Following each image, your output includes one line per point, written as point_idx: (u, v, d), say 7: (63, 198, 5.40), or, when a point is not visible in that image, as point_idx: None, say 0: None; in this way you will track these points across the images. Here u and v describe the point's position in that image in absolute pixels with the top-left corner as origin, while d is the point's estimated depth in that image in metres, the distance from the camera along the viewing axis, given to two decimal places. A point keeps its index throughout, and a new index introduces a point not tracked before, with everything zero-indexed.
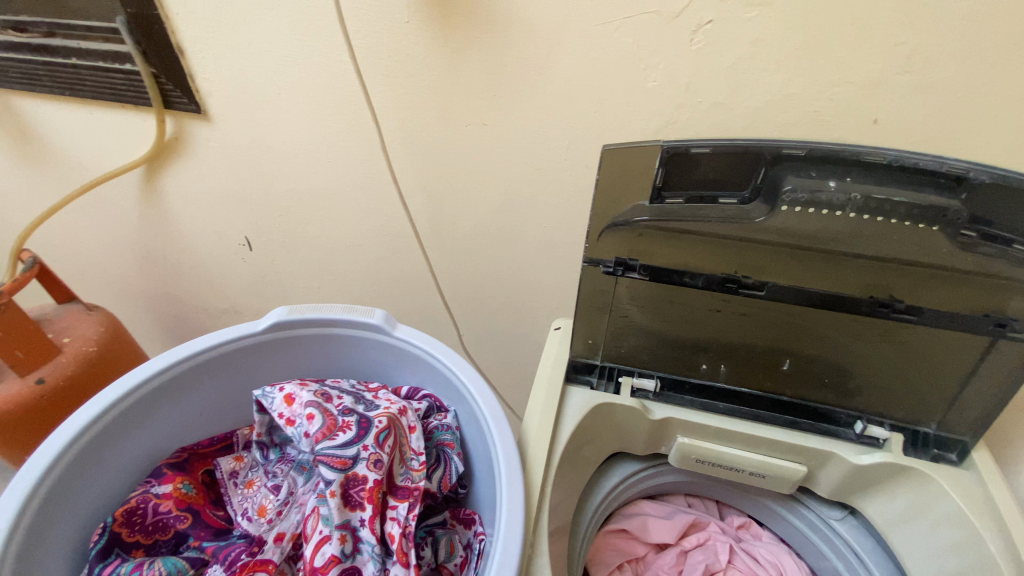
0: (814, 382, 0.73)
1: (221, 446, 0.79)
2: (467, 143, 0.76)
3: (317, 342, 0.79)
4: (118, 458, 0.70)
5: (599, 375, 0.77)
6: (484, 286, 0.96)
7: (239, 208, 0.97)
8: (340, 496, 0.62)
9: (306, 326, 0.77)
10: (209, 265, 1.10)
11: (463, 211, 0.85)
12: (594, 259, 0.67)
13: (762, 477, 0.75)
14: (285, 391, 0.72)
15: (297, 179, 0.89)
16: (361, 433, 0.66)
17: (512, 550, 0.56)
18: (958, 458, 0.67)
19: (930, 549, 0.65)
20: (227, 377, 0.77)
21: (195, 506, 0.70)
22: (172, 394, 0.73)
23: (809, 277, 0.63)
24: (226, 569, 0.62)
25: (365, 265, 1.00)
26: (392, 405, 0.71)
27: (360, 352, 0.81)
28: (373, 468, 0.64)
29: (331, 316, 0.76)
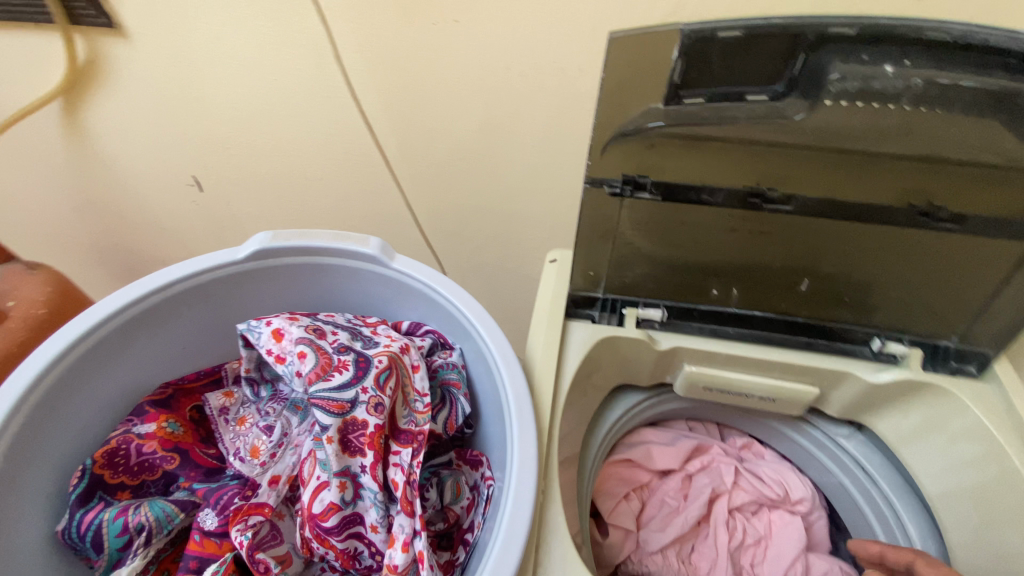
0: (832, 301, 0.68)
1: (208, 380, 0.70)
2: (438, 49, 0.64)
3: (306, 272, 0.71)
4: (95, 399, 0.62)
5: (601, 308, 0.71)
6: (464, 218, 0.87)
7: (180, 142, 0.83)
8: (338, 443, 0.54)
9: (292, 256, 0.68)
10: (156, 213, 0.98)
11: (440, 134, 0.74)
12: (597, 179, 0.57)
13: (772, 400, 0.73)
14: (275, 326, 0.61)
15: (239, 105, 0.75)
16: (359, 374, 0.57)
17: (524, 497, 0.52)
18: (978, 370, 0.64)
19: (948, 463, 0.64)
20: (210, 308, 0.69)
21: (182, 446, 0.60)
22: (148, 328, 0.64)
23: (845, 185, 0.56)
24: (217, 515, 0.53)
25: (331, 202, 0.89)
26: (393, 343, 0.63)
27: (355, 285, 0.73)
28: (374, 412, 0.56)
29: (318, 245, 0.67)
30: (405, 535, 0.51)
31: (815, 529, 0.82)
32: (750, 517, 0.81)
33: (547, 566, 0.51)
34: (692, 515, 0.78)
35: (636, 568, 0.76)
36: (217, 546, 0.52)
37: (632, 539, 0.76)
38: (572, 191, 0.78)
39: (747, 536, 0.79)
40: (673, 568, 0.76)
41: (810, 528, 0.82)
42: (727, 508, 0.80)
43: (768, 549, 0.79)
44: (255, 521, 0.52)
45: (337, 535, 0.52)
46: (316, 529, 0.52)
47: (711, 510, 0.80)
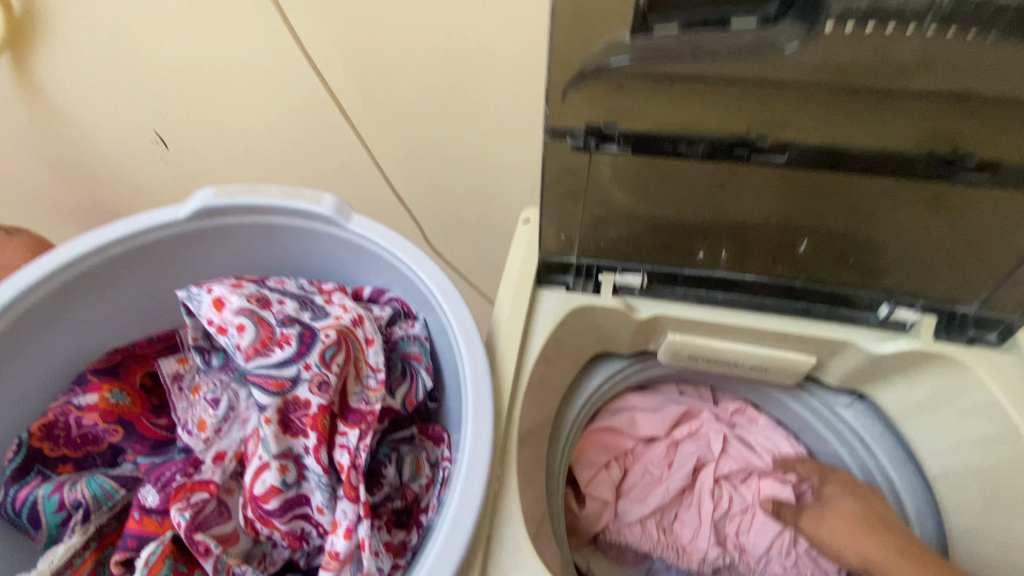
0: (836, 263, 0.61)
1: (162, 346, 0.66)
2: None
3: (257, 235, 0.64)
4: (39, 369, 0.58)
5: (576, 274, 0.64)
6: (438, 169, 0.89)
7: (147, 83, 0.82)
8: (277, 424, 0.50)
9: (240, 215, 0.62)
10: (127, 170, 0.97)
11: (405, 83, 0.77)
12: (558, 130, 0.48)
13: (764, 370, 0.66)
14: (215, 294, 0.56)
15: (210, 59, 0.78)
16: (301, 349, 0.53)
17: (474, 489, 0.48)
18: (997, 338, 0.57)
19: (954, 439, 0.58)
20: (158, 271, 0.63)
21: (127, 417, 0.58)
22: (88, 291, 0.59)
23: (849, 129, 0.47)
24: (158, 491, 0.51)
25: (306, 154, 0.91)
26: (345, 314, 0.58)
27: (312, 245, 0.66)
28: (317, 391, 0.51)
29: (266, 204, 0.61)
30: (348, 521, 0.49)
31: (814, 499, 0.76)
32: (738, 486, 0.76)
33: (500, 558, 0.48)
34: (673, 485, 0.75)
35: (615, 537, 0.74)
36: (158, 524, 0.50)
37: (610, 510, 0.74)
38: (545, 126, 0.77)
39: (731, 504, 0.75)
40: (652, 538, 0.74)
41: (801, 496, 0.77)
42: (713, 478, 0.76)
43: (755, 518, 0.74)
44: (199, 498, 0.51)
45: (280, 517, 0.50)
46: (259, 510, 0.50)
47: (694, 479, 0.77)
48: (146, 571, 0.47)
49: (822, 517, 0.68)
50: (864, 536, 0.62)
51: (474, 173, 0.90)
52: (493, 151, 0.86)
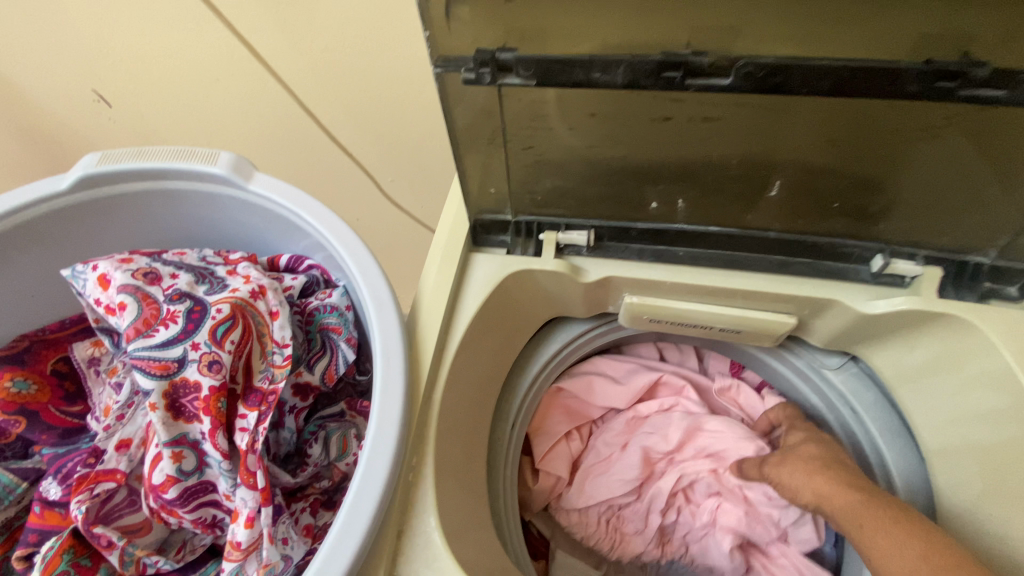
0: (819, 208, 0.51)
1: (76, 329, 0.54)
2: None
3: (156, 203, 0.51)
4: None
5: (514, 233, 0.55)
6: (379, 112, 0.82)
7: (67, 41, 0.81)
8: (165, 409, 0.43)
9: (129, 183, 0.49)
10: (80, 128, 0.98)
11: (320, 13, 0.68)
12: (449, 60, 0.38)
13: (736, 332, 0.58)
14: (100, 270, 0.46)
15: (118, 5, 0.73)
16: (188, 328, 0.44)
17: (376, 474, 0.42)
18: (1020, 293, 0.47)
19: (955, 411, 0.50)
20: (58, 249, 0.51)
21: (31, 407, 0.49)
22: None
23: (809, 39, 0.37)
24: (59, 484, 0.45)
25: (240, 104, 0.85)
26: (245, 283, 0.48)
27: (220, 213, 0.53)
28: (208, 372, 0.43)
29: (153, 166, 0.48)
30: (249, 509, 0.43)
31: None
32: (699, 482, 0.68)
33: (409, 552, 0.44)
34: (626, 475, 0.68)
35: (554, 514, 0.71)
36: (60, 518, 0.45)
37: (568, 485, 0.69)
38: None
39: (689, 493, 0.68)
40: (589, 528, 0.68)
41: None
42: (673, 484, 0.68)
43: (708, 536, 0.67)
44: (105, 489, 0.44)
45: (182, 507, 0.44)
46: (160, 500, 0.44)
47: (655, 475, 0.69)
48: (42, 568, 0.43)
49: (783, 461, 0.61)
50: (818, 473, 0.56)
51: (418, 115, 0.81)
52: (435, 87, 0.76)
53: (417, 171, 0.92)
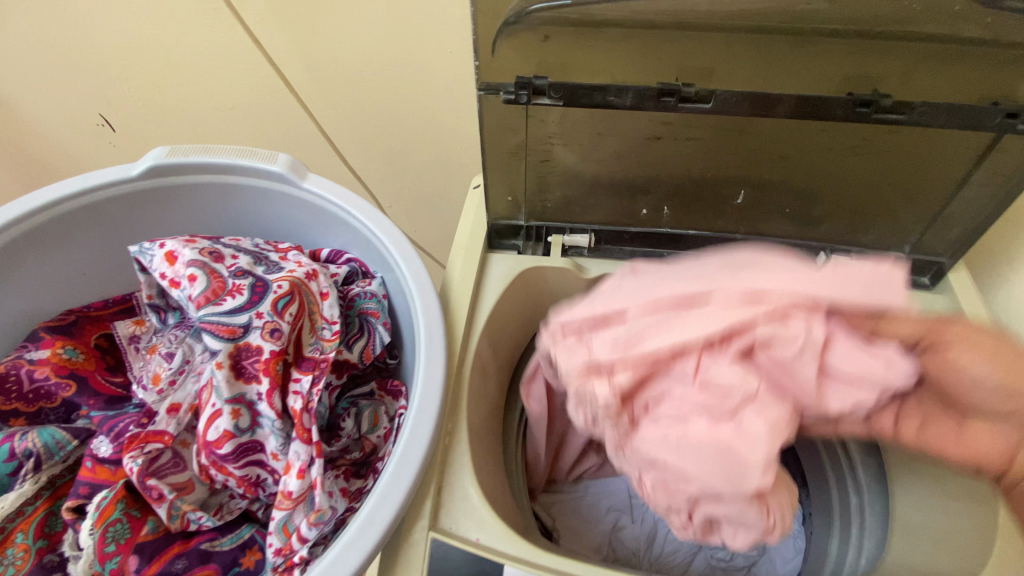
0: (773, 214, 0.62)
1: (119, 308, 0.60)
2: None
3: (214, 196, 0.58)
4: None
5: (526, 237, 0.65)
6: (388, 143, 0.91)
7: (88, 70, 0.88)
8: (229, 368, 0.48)
9: (196, 175, 0.56)
10: (79, 151, 1.04)
11: (345, 57, 0.78)
12: (492, 85, 0.49)
13: None
14: (167, 247, 0.52)
15: (148, 39, 0.81)
16: (253, 298, 0.50)
17: (421, 428, 0.48)
18: (931, 281, 0.60)
19: None
20: (117, 230, 0.57)
21: (80, 373, 0.54)
22: (40, 250, 0.54)
23: (769, 74, 0.47)
24: (110, 442, 0.50)
25: (252, 131, 0.94)
26: (299, 267, 0.55)
27: (270, 208, 0.60)
28: (269, 338, 0.49)
29: (221, 162, 0.55)
30: (301, 462, 0.48)
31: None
32: (706, 419, 0.36)
33: (448, 505, 0.49)
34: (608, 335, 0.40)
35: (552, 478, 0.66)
36: (110, 473, 0.49)
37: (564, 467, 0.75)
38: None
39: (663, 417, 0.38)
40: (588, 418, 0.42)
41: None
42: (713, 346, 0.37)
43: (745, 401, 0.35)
44: (154, 448, 0.49)
45: (233, 462, 0.49)
46: (212, 456, 0.49)
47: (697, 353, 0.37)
48: (96, 515, 0.46)
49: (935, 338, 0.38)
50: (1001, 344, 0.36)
51: (425, 146, 0.91)
52: (442, 123, 0.87)
53: (418, 195, 1.01)
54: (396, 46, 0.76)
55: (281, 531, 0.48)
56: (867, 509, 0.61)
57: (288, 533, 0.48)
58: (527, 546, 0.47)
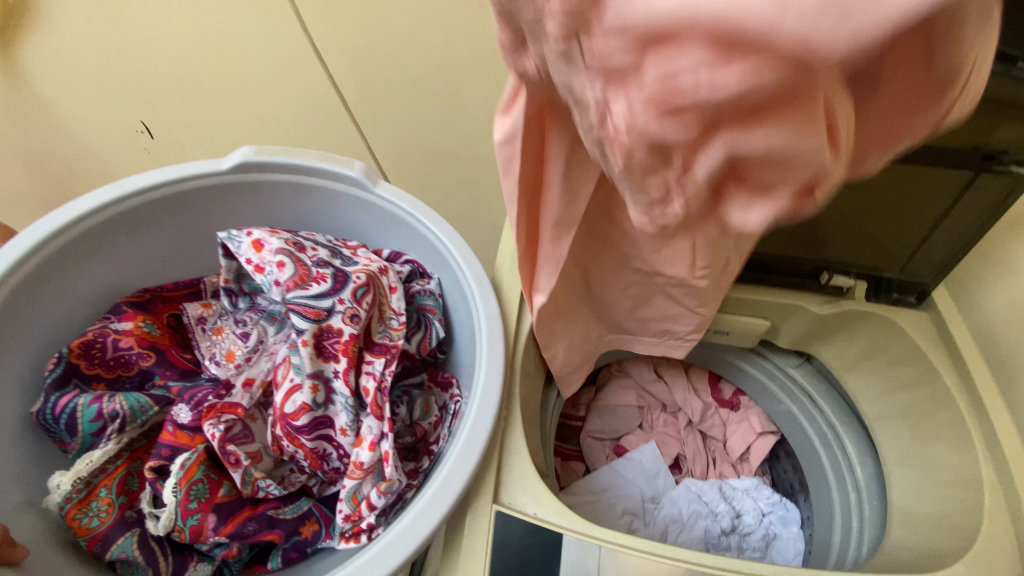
0: (785, 238, 0.68)
1: (187, 291, 0.68)
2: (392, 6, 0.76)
3: (289, 193, 0.66)
4: (69, 295, 0.59)
5: None
6: (424, 160, 1.00)
7: (141, 80, 0.93)
8: (312, 346, 0.56)
9: (278, 173, 0.64)
10: (115, 152, 1.09)
11: (396, 82, 0.86)
12: None
13: (725, 333, 0.77)
14: (255, 237, 0.59)
15: (208, 55, 0.87)
16: (336, 286, 0.57)
17: (487, 409, 0.54)
18: (917, 300, 0.69)
19: (886, 383, 0.69)
20: (197, 216, 0.65)
21: (159, 346, 0.61)
22: (130, 228, 0.61)
23: None
24: (191, 409, 0.56)
25: (294, 140, 1.02)
26: (372, 262, 0.62)
27: (336, 208, 0.68)
28: (349, 322, 0.56)
29: (302, 163, 0.63)
30: (373, 436, 0.54)
31: (752, 448, 0.91)
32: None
33: (505, 482, 0.54)
34: None
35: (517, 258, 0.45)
36: (189, 438, 0.55)
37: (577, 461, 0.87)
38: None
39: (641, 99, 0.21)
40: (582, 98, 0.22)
41: (727, 440, 0.93)
42: None
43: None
44: (228, 418, 0.56)
45: (307, 434, 0.55)
46: (288, 427, 0.55)
47: None
48: (182, 474, 0.52)
49: None
50: None
51: (459, 165, 1.00)
52: (477, 145, 0.95)
53: (443, 208, 1.10)
54: (445, 76, 0.84)
55: (350, 499, 0.53)
56: (865, 504, 0.69)
57: (357, 502, 0.54)
58: (578, 519, 0.53)
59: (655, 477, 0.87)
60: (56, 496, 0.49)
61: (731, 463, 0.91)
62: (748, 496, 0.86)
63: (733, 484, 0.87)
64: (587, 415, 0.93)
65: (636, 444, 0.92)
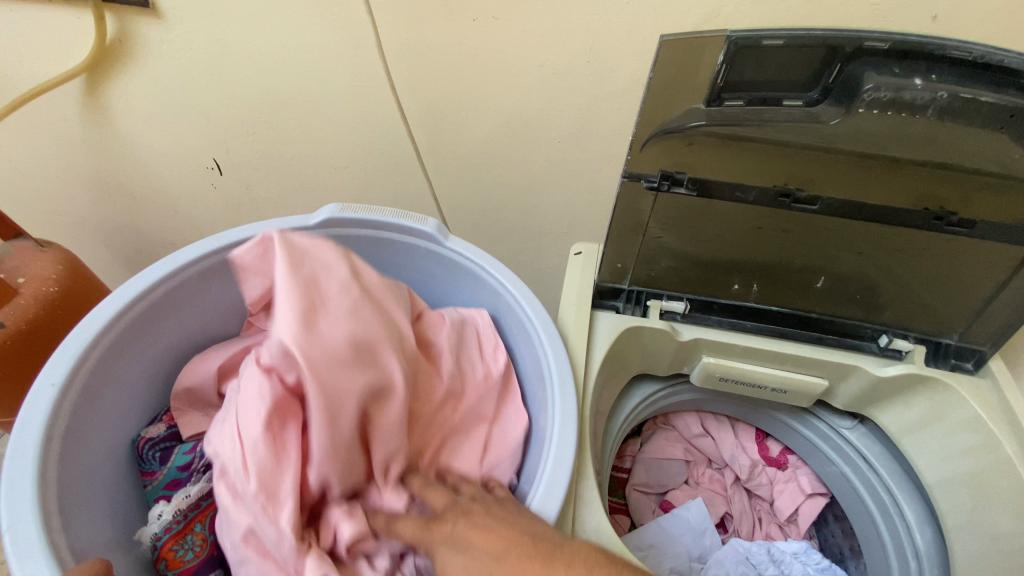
0: (844, 299, 0.72)
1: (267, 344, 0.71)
2: (469, 66, 0.82)
3: (367, 245, 0.73)
4: (156, 340, 0.64)
5: (626, 300, 0.74)
6: (480, 210, 1.04)
7: (218, 121, 1.00)
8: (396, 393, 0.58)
9: (359, 228, 0.71)
10: (177, 188, 1.15)
11: (465, 135, 0.92)
12: (635, 174, 0.62)
13: (783, 392, 0.75)
14: None
15: (287, 101, 0.94)
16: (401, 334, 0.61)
17: (567, 452, 0.55)
18: (974, 366, 0.69)
19: (945, 451, 0.68)
20: None
21: None
22: (220, 277, 0.67)
23: (867, 188, 0.60)
24: None
25: (355, 185, 1.06)
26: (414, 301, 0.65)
27: (411, 259, 0.74)
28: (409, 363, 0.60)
29: (381, 221, 0.70)
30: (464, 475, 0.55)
31: (799, 510, 0.90)
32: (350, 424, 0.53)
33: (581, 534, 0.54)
34: None
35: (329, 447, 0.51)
36: None
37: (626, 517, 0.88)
38: (587, 171, 0.92)
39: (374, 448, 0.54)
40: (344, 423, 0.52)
41: (775, 500, 0.91)
42: None
43: None
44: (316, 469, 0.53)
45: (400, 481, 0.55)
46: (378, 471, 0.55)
47: None
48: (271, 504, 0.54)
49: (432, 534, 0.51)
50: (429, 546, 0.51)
51: (512, 215, 1.04)
52: (534, 198, 0.99)
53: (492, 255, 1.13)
54: (513, 133, 0.90)
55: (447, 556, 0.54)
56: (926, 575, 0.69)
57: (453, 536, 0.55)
58: None
59: (702, 535, 0.84)
60: (155, 526, 0.55)
61: (778, 525, 0.90)
62: (797, 560, 0.83)
63: (781, 546, 0.85)
64: (632, 467, 0.92)
65: (682, 500, 0.90)
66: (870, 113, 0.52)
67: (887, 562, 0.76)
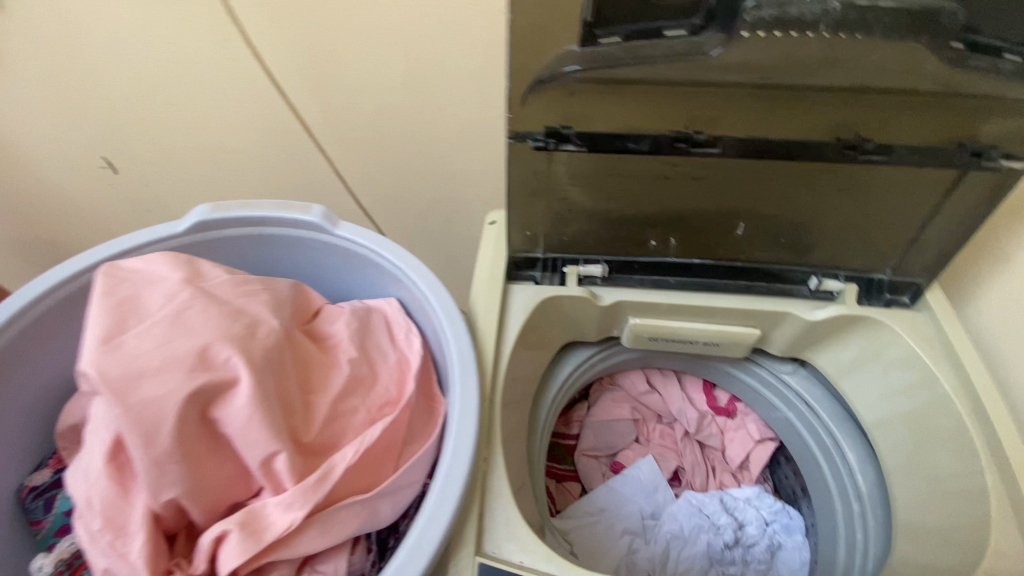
0: (769, 242, 0.67)
1: None
2: (347, 24, 0.72)
3: (251, 244, 0.66)
4: (26, 382, 0.59)
5: (542, 268, 0.67)
6: (399, 183, 0.95)
7: (95, 116, 0.90)
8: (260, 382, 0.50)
9: (237, 226, 0.64)
10: (74, 193, 1.05)
11: (362, 104, 0.82)
12: (519, 133, 0.54)
13: (716, 345, 0.71)
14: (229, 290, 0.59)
15: (162, 86, 0.84)
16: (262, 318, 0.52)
17: (463, 449, 0.50)
18: (911, 300, 0.65)
19: (883, 390, 0.65)
20: None
21: None
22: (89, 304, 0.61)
23: (776, 120, 0.54)
24: None
25: (260, 171, 0.96)
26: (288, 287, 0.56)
27: (303, 253, 0.67)
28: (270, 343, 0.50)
29: (259, 215, 0.63)
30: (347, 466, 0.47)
31: (750, 456, 0.88)
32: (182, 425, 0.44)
33: (490, 530, 0.51)
34: None
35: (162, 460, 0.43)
36: None
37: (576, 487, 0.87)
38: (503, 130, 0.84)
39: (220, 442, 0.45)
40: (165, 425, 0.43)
41: (725, 448, 0.89)
42: None
43: None
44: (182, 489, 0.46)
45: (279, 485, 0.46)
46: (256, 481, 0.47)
47: None
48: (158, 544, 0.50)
49: None
50: None
51: (435, 186, 0.95)
52: (452, 165, 0.91)
53: (424, 231, 1.05)
54: (414, 95, 0.81)
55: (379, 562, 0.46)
56: (869, 515, 0.68)
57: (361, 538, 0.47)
58: (568, 567, 0.50)
59: (654, 492, 0.83)
60: None
61: (731, 472, 0.88)
62: (750, 506, 0.82)
63: (733, 494, 0.84)
64: (580, 433, 0.89)
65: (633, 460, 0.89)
66: (755, 37, 0.45)
67: (833, 503, 0.74)
